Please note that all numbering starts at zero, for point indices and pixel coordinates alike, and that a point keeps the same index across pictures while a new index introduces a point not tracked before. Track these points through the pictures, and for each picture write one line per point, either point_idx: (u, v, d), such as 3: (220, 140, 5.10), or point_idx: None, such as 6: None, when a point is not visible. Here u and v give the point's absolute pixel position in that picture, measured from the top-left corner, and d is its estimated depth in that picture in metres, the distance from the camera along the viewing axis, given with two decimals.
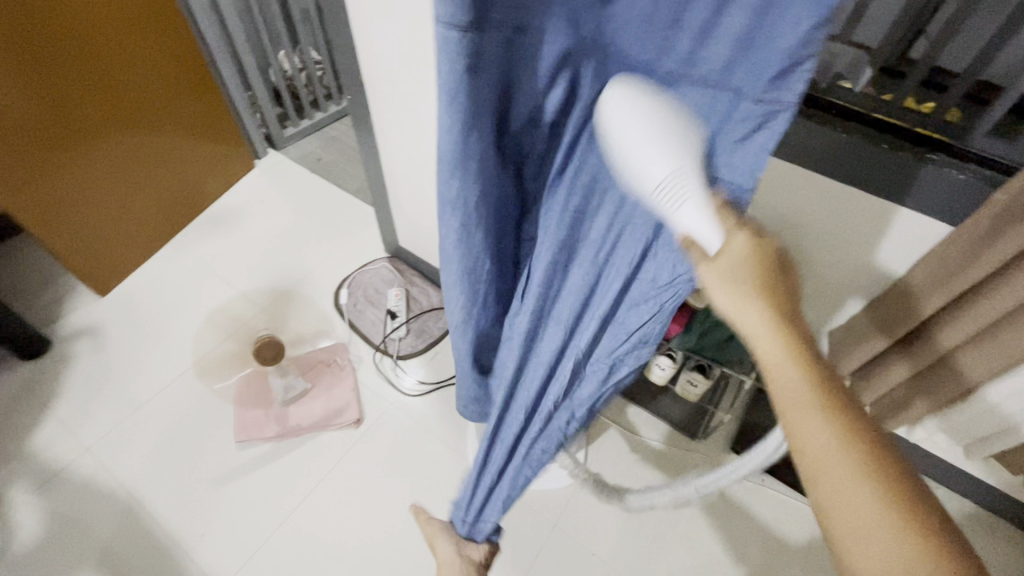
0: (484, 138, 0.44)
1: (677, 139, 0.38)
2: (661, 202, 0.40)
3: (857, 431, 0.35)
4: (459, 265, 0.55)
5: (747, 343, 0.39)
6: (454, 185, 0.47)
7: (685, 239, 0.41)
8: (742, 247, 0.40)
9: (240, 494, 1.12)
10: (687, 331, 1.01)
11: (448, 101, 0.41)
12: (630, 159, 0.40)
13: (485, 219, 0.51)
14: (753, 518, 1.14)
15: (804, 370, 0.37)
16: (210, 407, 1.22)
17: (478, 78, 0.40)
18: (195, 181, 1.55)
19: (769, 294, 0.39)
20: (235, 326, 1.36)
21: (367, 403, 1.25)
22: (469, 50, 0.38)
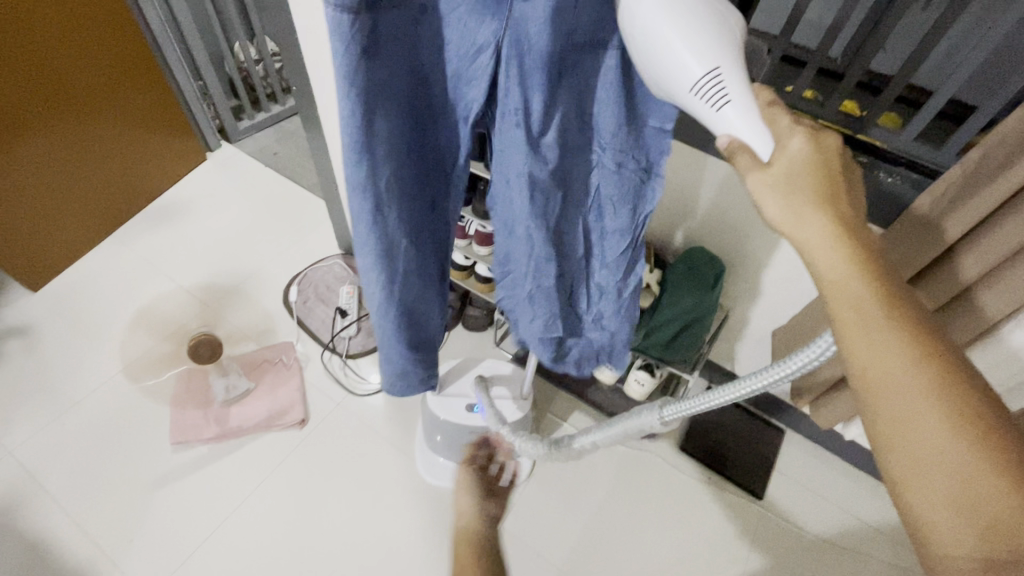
0: (390, 121, 0.41)
1: (713, 30, 0.34)
2: (699, 105, 0.36)
3: (930, 352, 0.32)
4: (375, 250, 0.49)
5: (805, 258, 0.35)
6: (361, 168, 0.42)
7: (729, 146, 0.37)
8: (799, 150, 0.35)
9: (174, 499, 1.08)
10: (633, 331, 1.03)
11: (346, 84, 0.37)
12: (661, 56, 0.35)
13: (398, 199, 0.47)
14: (698, 515, 1.15)
15: (871, 286, 0.33)
16: (145, 407, 1.17)
17: (376, 60, 0.37)
18: (140, 174, 1.49)
19: (828, 201, 0.34)
20: (177, 322, 1.31)
21: (314, 403, 1.21)
22: (365, 32, 0.36)
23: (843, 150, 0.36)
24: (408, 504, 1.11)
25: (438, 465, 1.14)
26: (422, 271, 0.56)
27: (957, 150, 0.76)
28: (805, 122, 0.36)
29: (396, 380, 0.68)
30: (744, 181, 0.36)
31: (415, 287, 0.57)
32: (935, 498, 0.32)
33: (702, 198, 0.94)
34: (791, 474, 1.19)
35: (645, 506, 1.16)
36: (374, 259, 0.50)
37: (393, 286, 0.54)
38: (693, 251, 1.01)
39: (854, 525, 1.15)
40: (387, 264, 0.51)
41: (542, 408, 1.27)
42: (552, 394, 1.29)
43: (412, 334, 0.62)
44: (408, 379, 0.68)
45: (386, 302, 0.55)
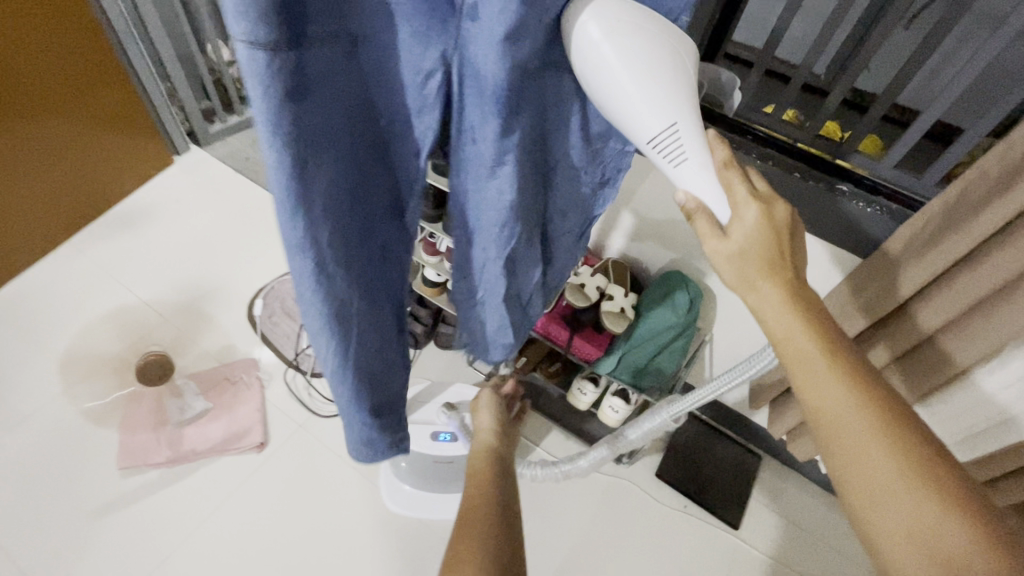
0: (325, 167, 0.35)
1: (671, 85, 0.34)
2: (658, 159, 0.35)
3: (876, 398, 0.35)
4: (326, 315, 0.43)
5: (757, 316, 0.38)
6: (298, 227, 0.36)
7: (687, 203, 0.37)
8: (751, 222, 0.36)
9: (118, 528, 1.01)
10: (608, 355, 0.98)
11: (268, 134, 0.31)
12: (617, 110, 0.34)
13: (343, 253, 0.41)
14: (672, 545, 1.11)
15: (817, 340, 0.36)
16: (92, 428, 1.11)
17: (304, 104, 0.31)
18: (99, 178, 1.42)
19: (776, 269, 0.36)
20: (129, 338, 1.23)
21: (273, 425, 1.15)
22: (289, 73, 0.29)
23: (793, 221, 0.38)
24: (369, 534, 1.06)
25: (402, 492, 1.09)
26: (376, 323, 0.50)
27: (937, 180, 0.74)
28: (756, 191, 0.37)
29: (363, 447, 0.61)
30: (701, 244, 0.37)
31: (369, 343, 0.51)
32: (898, 542, 0.33)
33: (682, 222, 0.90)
34: (766, 503, 1.17)
35: (618, 535, 1.11)
36: (322, 325, 0.43)
37: (349, 347, 0.47)
38: (671, 275, 0.98)
39: (828, 559, 1.12)
40: (338, 328, 0.44)
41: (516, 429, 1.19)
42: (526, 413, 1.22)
43: (373, 395, 0.55)
44: (376, 445, 0.61)
45: (339, 369, 0.49)
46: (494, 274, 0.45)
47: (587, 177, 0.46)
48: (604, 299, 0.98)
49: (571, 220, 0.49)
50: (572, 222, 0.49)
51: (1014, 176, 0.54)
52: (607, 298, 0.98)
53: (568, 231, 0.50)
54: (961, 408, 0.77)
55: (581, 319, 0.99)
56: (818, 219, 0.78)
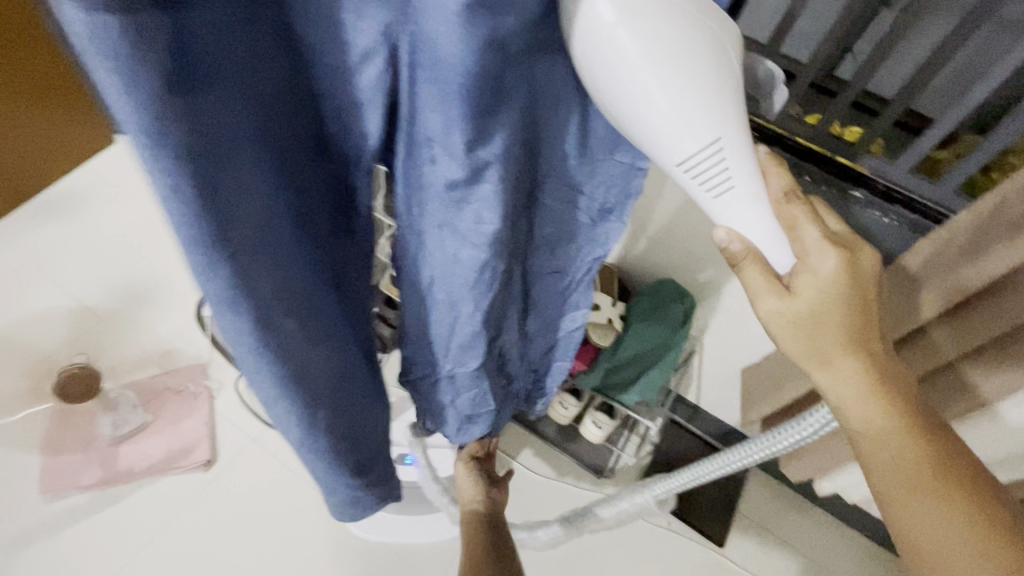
0: (247, 194, 0.23)
1: (716, 89, 0.25)
2: (694, 188, 0.27)
3: (981, 515, 0.32)
4: (273, 381, 0.31)
5: (837, 409, 0.33)
6: (219, 275, 0.24)
7: (727, 243, 0.29)
8: (835, 271, 0.30)
9: (41, 560, 0.90)
10: (591, 369, 0.90)
11: (149, 145, 0.19)
12: (638, 127, 0.25)
13: (295, 299, 0.29)
14: (656, 563, 1.06)
15: (914, 450, 0.32)
16: (13, 446, 0.98)
17: (199, 99, 0.20)
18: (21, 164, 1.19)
19: (858, 342, 0.30)
20: (57, 339, 1.09)
21: (223, 440, 1.03)
22: (166, 48, 0.18)
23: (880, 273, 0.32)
24: (331, 560, 0.97)
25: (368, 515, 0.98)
26: (349, 375, 0.39)
27: (957, 188, 0.65)
28: (832, 233, 0.30)
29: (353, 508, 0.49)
30: (753, 298, 0.31)
31: (347, 399, 0.39)
32: None
33: (682, 224, 0.80)
34: (756, 518, 1.11)
35: (598, 553, 1.06)
36: (279, 391, 0.32)
37: (314, 417, 0.36)
38: (665, 283, 0.90)
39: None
40: (297, 390, 0.33)
41: None
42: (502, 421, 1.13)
43: (354, 457, 0.43)
44: (365, 502, 0.49)
45: (305, 438, 0.37)
46: (466, 323, 0.36)
47: (589, 198, 0.36)
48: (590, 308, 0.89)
49: (566, 249, 0.40)
50: (567, 250, 0.40)
51: None
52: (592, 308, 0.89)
53: (558, 261, 0.41)
54: (981, 438, 0.71)
55: None
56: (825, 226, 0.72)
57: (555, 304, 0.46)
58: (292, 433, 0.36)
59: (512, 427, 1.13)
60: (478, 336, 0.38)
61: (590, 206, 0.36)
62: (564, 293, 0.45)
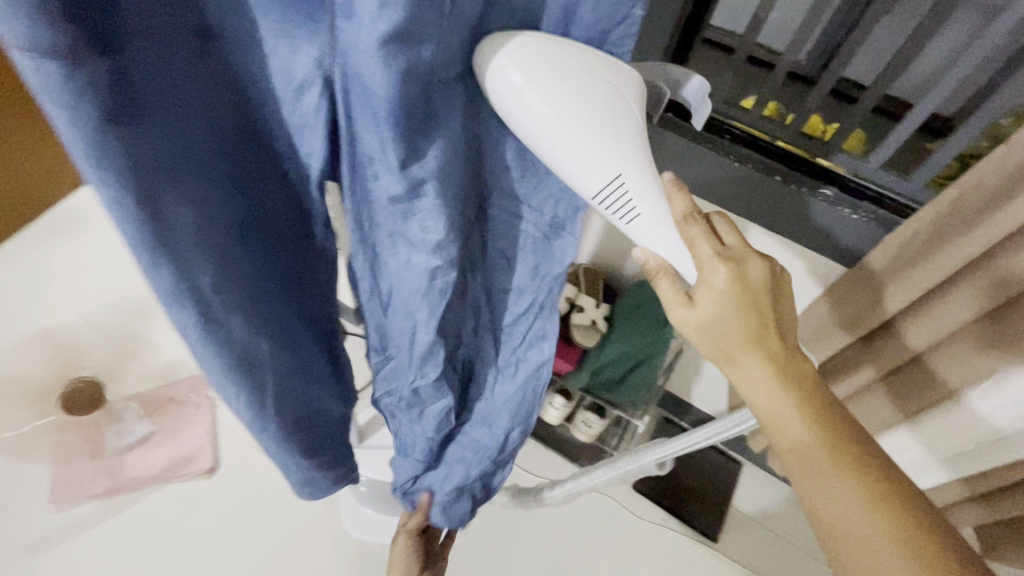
0: (191, 206, 0.26)
1: (615, 130, 0.29)
2: (607, 213, 0.31)
3: (892, 498, 0.34)
4: (228, 380, 0.34)
5: (741, 394, 0.36)
6: (164, 276, 0.26)
7: (649, 263, 0.34)
8: (723, 288, 0.33)
9: (50, 568, 0.93)
10: (580, 368, 0.92)
11: (91, 161, 0.21)
12: (558, 164, 0.29)
13: (242, 299, 0.31)
14: (652, 560, 1.08)
15: (823, 439, 0.34)
16: (23, 458, 1.01)
17: (136, 129, 0.22)
18: (38, 186, 1.24)
19: (756, 341, 0.34)
20: (60, 355, 1.12)
21: (225, 448, 1.07)
22: (103, 84, 0.20)
23: (770, 279, 0.35)
24: (331, 562, 0.99)
25: (366, 519, 1.01)
26: (305, 367, 0.41)
27: (925, 180, 0.66)
28: (724, 248, 0.33)
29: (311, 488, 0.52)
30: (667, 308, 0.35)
31: (298, 391, 0.42)
32: None
33: None
34: (746, 513, 1.14)
35: (593, 551, 1.07)
36: (235, 391, 0.35)
37: (269, 415, 0.39)
38: (643, 284, 0.93)
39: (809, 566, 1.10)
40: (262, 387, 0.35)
41: None
42: None
43: (308, 439, 0.46)
44: (319, 482, 0.52)
45: (258, 425, 0.39)
46: (424, 329, 0.39)
47: (537, 216, 0.38)
48: (573, 310, 0.92)
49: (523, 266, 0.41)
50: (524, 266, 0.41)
51: (1010, 191, 0.49)
52: (576, 310, 0.91)
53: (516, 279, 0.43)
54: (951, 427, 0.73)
55: None
56: (793, 222, 0.71)
57: (519, 326, 0.46)
58: (252, 429, 0.40)
59: None
60: (425, 343, 0.40)
61: (540, 225, 0.38)
62: (527, 315, 0.45)
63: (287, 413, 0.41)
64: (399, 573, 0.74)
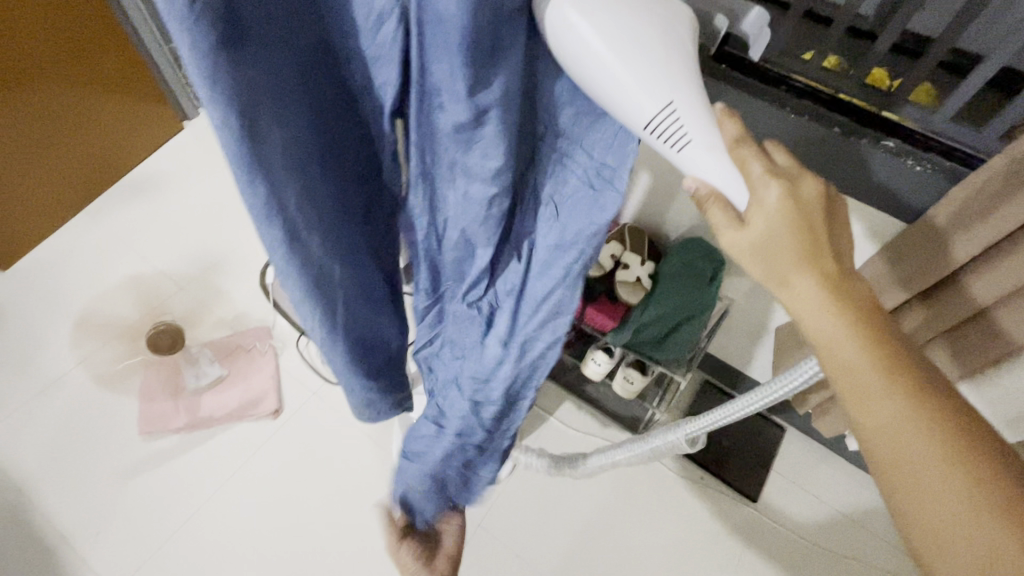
0: (282, 129, 0.30)
1: (662, 61, 0.31)
2: (659, 143, 0.32)
3: (937, 415, 0.35)
4: (303, 287, 0.39)
5: (796, 319, 0.37)
6: (258, 192, 0.31)
7: (699, 191, 0.36)
8: (774, 204, 0.36)
9: (141, 491, 1.05)
10: (621, 327, 0.93)
11: (205, 83, 0.25)
12: (610, 96, 0.31)
13: (320, 223, 0.36)
14: (692, 515, 1.10)
15: (872, 356, 0.35)
16: (115, 394, 1.13)
17: (242, 54, 0.26)
18: (120, 153, 1.43)
19: (807, 259, 0.36)
20: (144, 303, 1.25)
21: (288, 392, 1.16)
22: (217, 11, 0.24)
23: (822, 200, 0.37)
24: (385, 500, 1.07)
25: None
26: (365, 290, 0.46)
27: (999, 131, 0.62)
28: (775, 167, 0.36)
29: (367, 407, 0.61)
30: (717, 234, 0.37)
31: (361, 310, 0.47)
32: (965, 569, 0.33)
33: None
34: (788, 476, 1.14)
35: (633, 503, 1.11)
36: (306, 299, 0.40)
37: (337, 324, 0.45)
38: (693, 242, 0.93)
39: (852, 530, 1.10)
40: None
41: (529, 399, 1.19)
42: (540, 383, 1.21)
43: (368, 359, 0.53)
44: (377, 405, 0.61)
45: (329, 337, 0.46)
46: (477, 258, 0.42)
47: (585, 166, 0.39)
48: (618, 267, 0.94)
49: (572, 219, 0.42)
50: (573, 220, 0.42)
51: None
52: (621, 267, 0.94)
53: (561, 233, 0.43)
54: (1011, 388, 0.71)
55: (594, 290, 0.96)
56: (847, 171, 0.67)
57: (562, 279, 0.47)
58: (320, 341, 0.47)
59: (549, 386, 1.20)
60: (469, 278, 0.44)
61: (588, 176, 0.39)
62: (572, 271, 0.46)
63: (352, 330, 0.47)
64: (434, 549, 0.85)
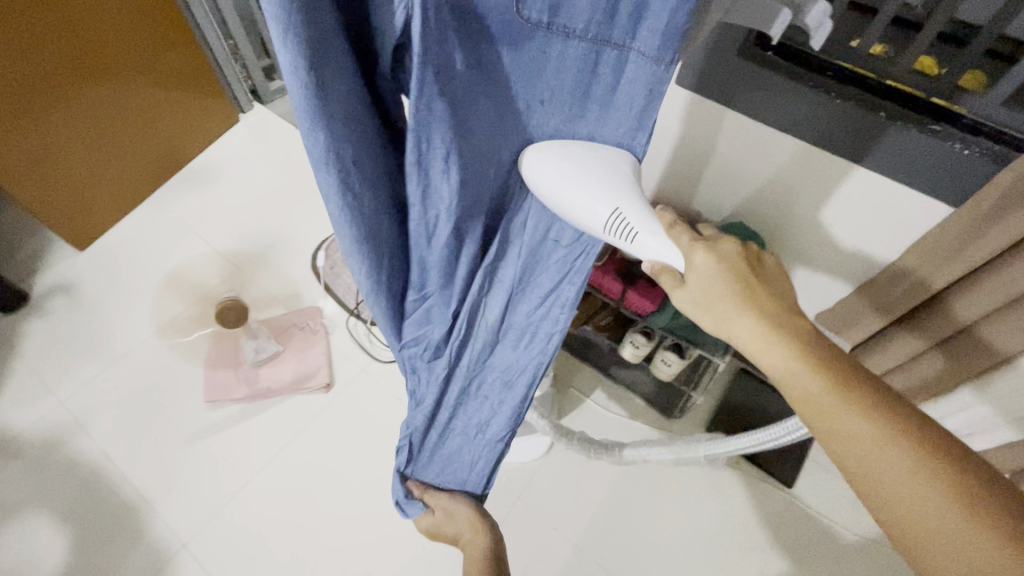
0: (340, 82, 0.37)
1: (609, 184, 0.44)
2: (615, 236, 0.46)
3: (894, 423, 0.39)
4: (352, 234, 0.46)
5: (753, 356, 0.45)
6: (320, 138, 0.38)
7: (654, 267, 0.48)
8: (704, 263, 0.46)
9: (206, 455, 1.13)
10: (660, 310, 0.96)
11: (282, 29, 0.32)
12: (572, 208, 0.46)
13: (369, 175, 0.43)
14: (729, 502, 1.12)
15: (821, 381, 0.41)
16: (181, 366, 1.22)
17: (314, 12, 0.33)
18: (179, 142, 1.52)
19: (740, 302, 0.45)
20: (206, 282, 1.34)
21: (339, 368, 1.23)
22: None
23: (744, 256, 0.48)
24: None
25: None
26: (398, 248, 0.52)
27: None
28: (701, 241, 0.48)
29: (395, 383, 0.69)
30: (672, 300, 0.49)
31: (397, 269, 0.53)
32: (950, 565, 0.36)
33: (747, 170, 0.86)
34: (824, 463, 1.16)
35: (672, 486, 1.14)
36: (354, 241, 0.47)
37: (378, 281, 0.52)
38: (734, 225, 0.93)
39: None
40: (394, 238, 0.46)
41: (567, 382, 1.23)
42: (577, 365, 1.25)
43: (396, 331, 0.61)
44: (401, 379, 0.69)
45: (375, 290, 0.52)
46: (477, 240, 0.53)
47: None
48: None
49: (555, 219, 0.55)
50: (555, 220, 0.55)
51: None
52: None
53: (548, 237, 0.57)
54: None
55: (633, 273, 0.97)
56: (888, 154, 0.69)
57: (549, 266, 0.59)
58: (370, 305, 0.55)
59: (586, 370, 1.24)
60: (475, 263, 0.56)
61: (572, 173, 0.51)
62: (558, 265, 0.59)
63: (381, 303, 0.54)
64: (455, 502, 0.82)
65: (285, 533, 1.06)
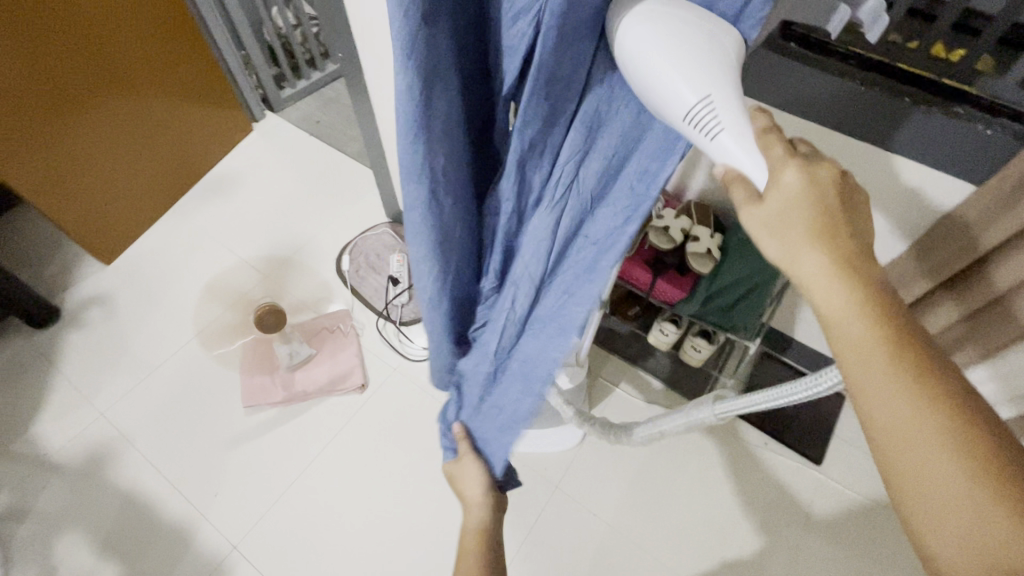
0: (447, 99, 0.37)
1: (711, 58, 0.34)
2: (692, 132, 0.35)
3: (942, 389, 0.32)
4: (428, 241, 0.44)
5: (805, 293, 0.36)
6: (418, 152, 0.37)
7: (725, 174, 0.38)
8: (793, 183, 0.35)
9: (248, 459, 1.15)
10: (691, 296, 0.99)
11: (404, 44, 0.32)
12: (657, 89, 0.35)
13: (456, 186, 0.42)
14: (760, 481, 1.16)
15: (878, 333, 0.33)
16: (218, 373, 1.25)
17: (435, 28, 0.33)
18: (194, 149, 1.52)
19: (822, 232, 0.35)
20: (237, 291, 1.36)
21: (372, 368, 1.25)
22: None
23: (839, 179, 0.37)
24: None
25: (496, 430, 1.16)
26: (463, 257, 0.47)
27: None
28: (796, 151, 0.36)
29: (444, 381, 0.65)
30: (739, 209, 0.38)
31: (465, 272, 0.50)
32: (959, 549, 0.31)
33: None
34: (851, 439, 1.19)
35: (706, 468, 1.17)
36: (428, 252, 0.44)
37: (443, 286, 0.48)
38: None
39: None
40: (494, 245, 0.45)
41: (596, 371, 1.27)
42: (605, 356, 1.28)
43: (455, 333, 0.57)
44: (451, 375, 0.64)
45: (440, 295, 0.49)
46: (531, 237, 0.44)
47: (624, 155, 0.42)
48: (689, 240, 0.99)
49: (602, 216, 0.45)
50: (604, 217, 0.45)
51: None
52: (691, 239, 0.98)
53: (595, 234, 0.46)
54: None
55: (663, 261, 1.00)
56: (911, 135, 0.71)
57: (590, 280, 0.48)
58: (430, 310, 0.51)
59: (615, 359, 1.28)
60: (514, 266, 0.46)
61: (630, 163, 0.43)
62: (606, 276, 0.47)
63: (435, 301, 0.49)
64: None
65: (332, 531, 1.08)
